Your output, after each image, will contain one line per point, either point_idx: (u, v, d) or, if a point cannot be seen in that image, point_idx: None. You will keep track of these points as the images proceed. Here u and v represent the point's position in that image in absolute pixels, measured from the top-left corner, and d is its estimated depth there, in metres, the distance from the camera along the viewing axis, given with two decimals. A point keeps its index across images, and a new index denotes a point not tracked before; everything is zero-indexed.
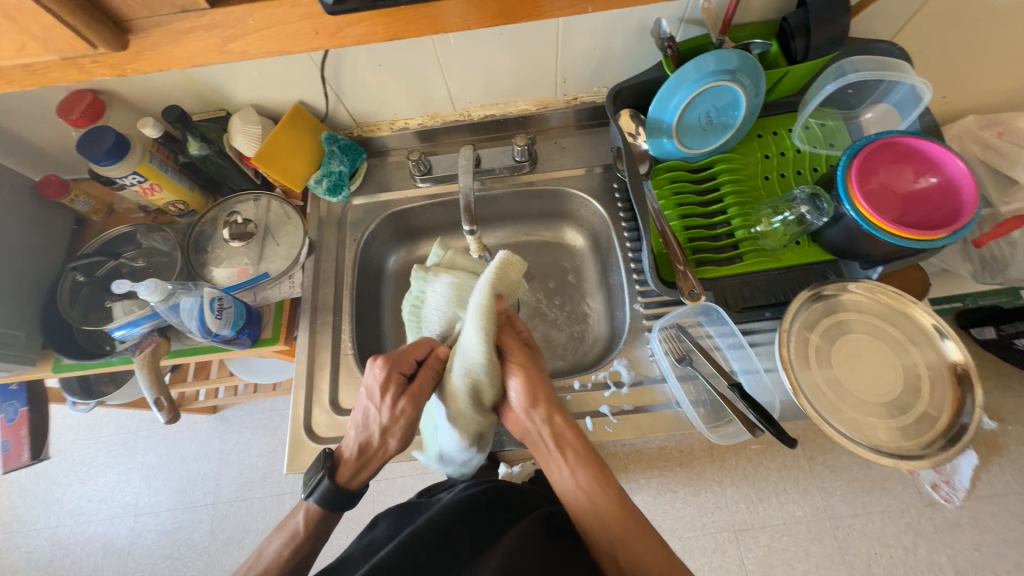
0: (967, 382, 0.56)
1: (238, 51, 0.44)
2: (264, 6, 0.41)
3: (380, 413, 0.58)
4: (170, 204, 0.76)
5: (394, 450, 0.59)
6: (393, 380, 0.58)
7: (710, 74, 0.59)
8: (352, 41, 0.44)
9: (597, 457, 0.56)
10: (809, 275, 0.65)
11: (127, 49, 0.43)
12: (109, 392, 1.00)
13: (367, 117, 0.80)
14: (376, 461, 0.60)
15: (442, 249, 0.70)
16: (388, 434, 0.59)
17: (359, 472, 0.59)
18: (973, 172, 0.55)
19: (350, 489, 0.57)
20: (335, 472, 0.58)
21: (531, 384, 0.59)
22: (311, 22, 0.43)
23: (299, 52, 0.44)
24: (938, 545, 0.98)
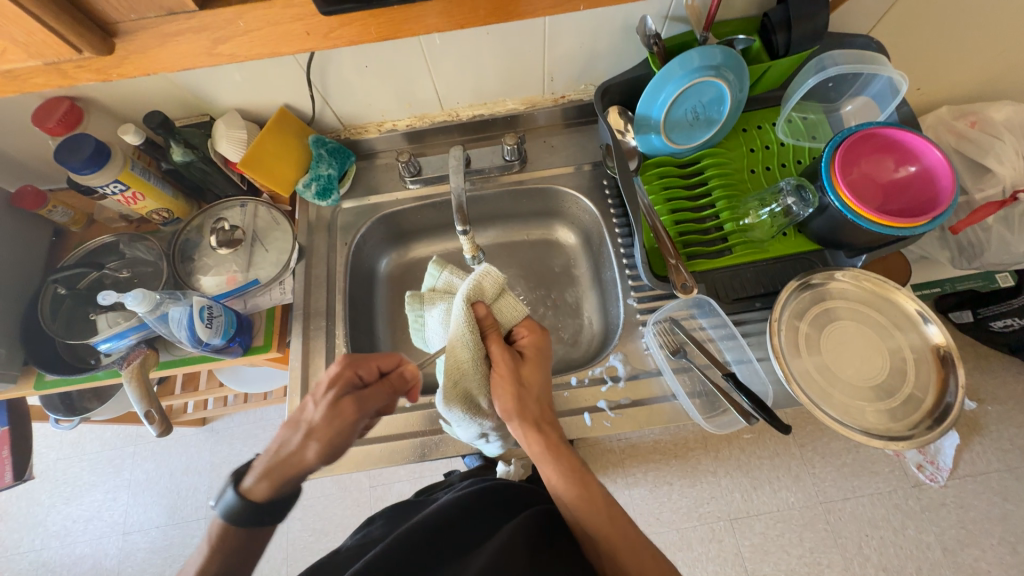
0: (949, 364, 0.58)
1: (228, 53, 0.43)
2: (253, 7, 0.41)
3: (314, 410, 0.55)
4: (153, 212, 0.74)
5: (310, 462, 0.53)
6: (346, 379, 0.56)
7: (695, 70, 0.60)
8: (343, 41, 0.44)
9: (585, 473, 0.58)
10: (797, 265, 0.67)
11: (112, 53, 0.42)
12: (93, 408, 0.98)
13: (354, 119, 0.79)
14: (288, 476, 0.53)
15: (438, 268, 0.67)
16: (310, 437, 0.53)
17: (270, 481, 0.52)
18: (950, 160, 0.57)
19: (257, 501, 0.50)
20: (241, 481, 0.51)
21: (513, 401, 0.59)
22: (302, 24, 0.42)
23: (291, 53, 0.44)
24: (925, 525, 1.01)
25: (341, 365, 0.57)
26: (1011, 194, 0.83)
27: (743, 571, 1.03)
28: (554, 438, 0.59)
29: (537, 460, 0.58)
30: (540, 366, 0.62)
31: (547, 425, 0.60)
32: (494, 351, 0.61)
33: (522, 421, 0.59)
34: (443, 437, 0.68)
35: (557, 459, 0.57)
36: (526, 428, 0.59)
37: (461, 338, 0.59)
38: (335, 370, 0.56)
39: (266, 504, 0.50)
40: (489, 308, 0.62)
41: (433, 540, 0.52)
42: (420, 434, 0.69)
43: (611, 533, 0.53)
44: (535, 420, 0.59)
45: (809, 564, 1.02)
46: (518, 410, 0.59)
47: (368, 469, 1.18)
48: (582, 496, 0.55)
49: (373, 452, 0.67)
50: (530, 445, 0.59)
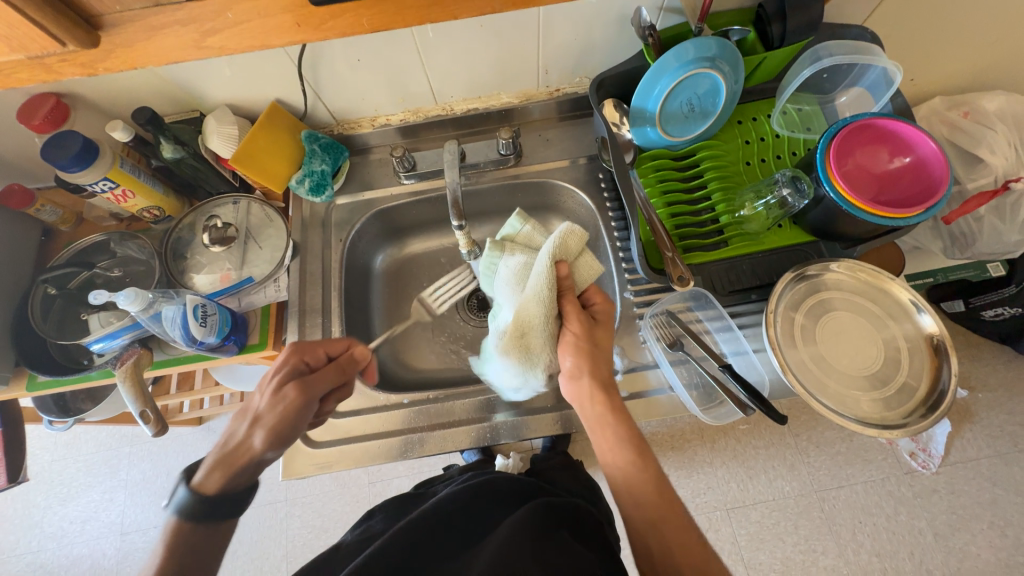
0: (943, 353, 0.58)
1: (217, 46, 0.42)
2: None
3: (261, 398, 0.55)
4: (144, 210, 0.73)
5: (259, 450, 0.52)
6: (296, 365, 0.59)
7: (690, 62, 0.60)
8: (336, 33, 0.43)
9: (644, 445, 0.55)
10: (792, 256, 0.67)
11: (98, 46, 0.41)
12: (87, 409, 0.97)
13: (347, 114, 0.79)
14: (242, 469, 0.52)
15: (521, 221, 0.67)
16: (257, 424, 0.54)
17: (220, 476, 0.50)
18: (943, 150, 0.57)
19: (213, 494, 0.49)
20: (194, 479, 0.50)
21: (584, 360, 0.57)
22: (292, 15, 0.42)
23: (280, 46, 0.43)
24: (917, 511, 1.03)
25: (290, 353, 0.59)
26: (1003, 183, 0.84)
27: (740, 559, 1.04)
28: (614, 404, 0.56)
29: (599, 423, 0.55)
30: (608, 330, 0.60)
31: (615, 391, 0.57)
32: (567, 308, 0.58)
33: (592, 380, 0.56)
34: (443, 432, 0.68)
35: (619, 423, 0.55)
36: (595, 386, 0.56)
37: (537, 292, 0.57)
38: (284, 357, 0.59)
39: (222, 498, 0.49)
40: (568, 266, 0.60)
41: (433, 533, 0.53)
42: (420, 430, 0.68)
43: (657, 504, 0.51)
44: (605, 382, 0.57)
45: (804, 551, 1.03)
46: (589, 368, 0.57)
47: (367, 465, 1.18)
48: (636, 465, 0.53)
49: (371, 448, 0.67)
50: (593, 407, 0.56)
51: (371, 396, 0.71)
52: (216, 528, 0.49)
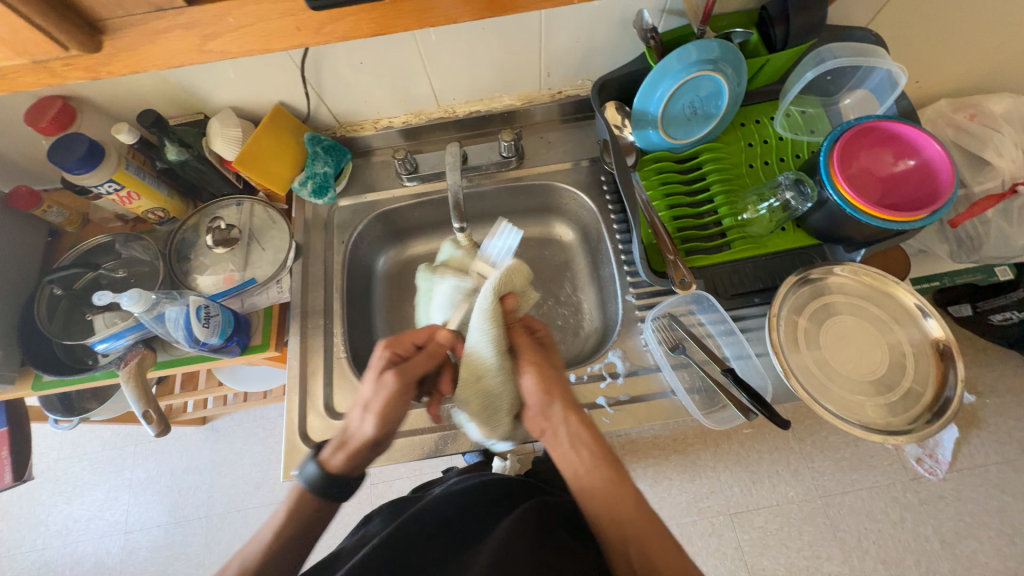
0: (949, 358, 0.58)
1: (218, 50, 0.42)
2: (243, 3, 0.40)
3: (366, 386, 0.58)
4: (149, 212, 0.74)
5: (370, 433, 0.55)
6: (391, 357, 0.59)
7: (692, 64, 0.60)
8: (335, 38, 0.43)
9: (617, 461, 0.56)
10: (796, 259, 0.66)
11: (102, 50, 0.42)
12: (92, 408, 0.98)
13: (349, 116, 0.79)
14: (360, 451, 0.56)
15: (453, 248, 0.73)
16: (370, 413, 0.56)
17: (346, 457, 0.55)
18: (949, 153, 0.57)
19: (336, 474, 0.54)
20: (322, 457, 0.55)
21: (548, 385, 0.59)
22: (293, 19, 0.41)
23: (283, 49, 0.43)
24: (923, 518, 1.02)
25: (384, 347, 0.60)
26: (1010, 187, 0.84)
27: (743, 565, 1.03)
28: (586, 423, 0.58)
29: (578, 440, 0.57)
30: (556, 355, 0.63)
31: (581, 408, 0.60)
32: (518, 338, 0.61)
33: (558, 403, 0.58)
34: (443, 435, 0.68)
35: (592, 442, 0.57)
36: (565, 408, 0.58)
37: (489, 333, 0.59)
38: (380, 352, 0.59)
39: (338, 478, 0.54)
40: (512, 296, 0.63)
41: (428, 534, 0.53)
42: (421, 432, 0.69)
43: (640, 524, 0.50)
44: (572, 401, 0.59)
45: (808, 557, 1.02)
46: (556, 388, 0.59)
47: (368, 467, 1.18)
48: (614, 483, 0.53)
49: None
50: (568, 425, 0.57)
51: None
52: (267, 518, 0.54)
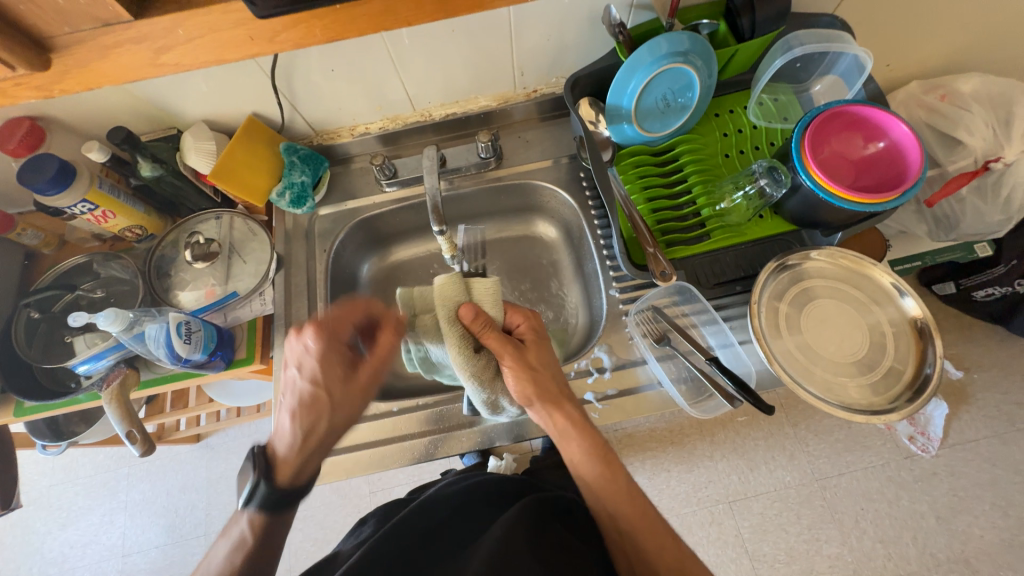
0: (927, 336, 0.58)
1: (173, 63, 0.40)
2: (192, 12, 0.37)
3: (324, 390, 0.58)
4: (126, 229, 0.73)
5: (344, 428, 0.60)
6: (334, 353, 0.59)
7: (663, 57, 0.60)
8: (290, 46, 0.41)
9: (609, 452, 0.59)
10: (775, 246, 0.67)
11: (51, 68, 0.39)
12: (80, 432, 0.96)
13: (325, 124, 0.79)
14: (319, 450, 0.58)
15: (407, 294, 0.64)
16: (321, 420, 0.58)
17: (302, 466, 0.57)
18: (916, 133, 0.57)
19: (287, 487, 0.55)
20: (272, 472, 0.55)
21: (527, 387, 0.59)
22: (245, 29, 0.39)
23: (239, 59, 0.41)
24: (919, 495, 1.03)
25: (321, 339, 0.58)
26: (983, 164, 0.84)
27: (745, 552, 1.04)
28: (576, 414, 0.60)
29: (564, 434, 0.60)
30: (540, 347, 0.63)
31: (570, 399, 0.62)
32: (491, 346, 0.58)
33: (542, 404, 0.59)
34: (430, 438, 0.68)
35: (582, 437, 0.59)
36: (549, 406, 0.59)
37: (457, 352, 0.57)
38: (320, 351, 0.58)
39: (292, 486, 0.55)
40: (473, 305, 0.58)
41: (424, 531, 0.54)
42: (410, 437, 0.68)
43: (633, 516, 0.55)
44: (560, 394, 0.61)
45: (808, 540, 1.03)
46: (541, 387, 0.59)
47: (367, 475, 1.18)
48: (606, 476, 0.58)
49: (363, 458, 0.67)
50: (554, 423, 0.60)
51: None
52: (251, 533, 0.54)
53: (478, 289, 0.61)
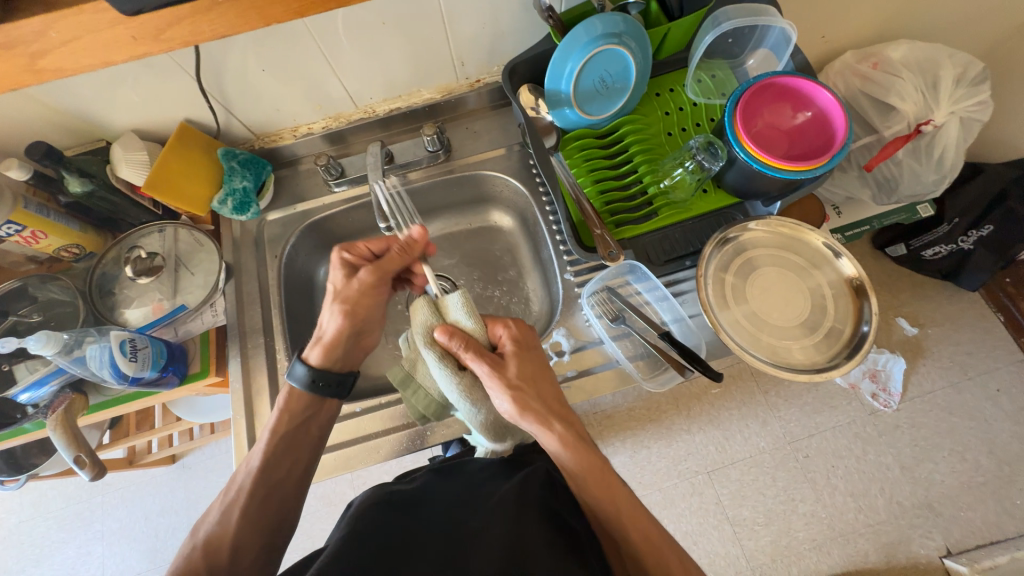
0: (863, 293, 0.61)
1: (53, 67, 0.39)
2: (64, 15, 0.36)
3: (336, 285, 0.62)
4: (61, 249, 0.70)
5: (348, 321, 0.61)
6: (351, 261, 0.63)
7: (599, 37, 0.60)
8: (179, 42, 0.40)
9: (609, 473, 0.57)
10: (720, 219, 0.69)
11: None
12: (41, 463, 0.93)
13: (265, 127, 0.77)
14: (336, 341, 0.61)
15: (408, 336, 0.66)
16: (334, 309, 0.60)
17: (332, 354, 0.61)
18: (840, 100, 0.59)
19: (326, 369, 0.61)
20: (307, 357, 0.61)
21: (513, 404, 0.56)
22: (125, 27, 0.38)
23: (125, 62, 0.40)
24: (883, 448, 1.08)
25: (337, 248, 0.64)
26: (916, 127, 0.87)
27: (726, 518, 1.09)
28: (573, 433, 0.58)
29: (556, 454, 0.57)
30: (524, 358, 0.60)
31: (568, 414, 0.60)
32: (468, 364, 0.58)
33: (529, 421, 0.57)
34: (394, 435, 0.69)
35: (579, 454, 0.57)
36: (540, 424, 0.57)
37: (439, 375, 0.58)
38: (338, 256, 0.63)
39: (325, 371, 0.60)
40: (446, 329, 0.58)
41: (412, 521, 0.52)
42: (375, 436, 0.69)
43: (629, 525, 0.54)
44: (555, 412, 0.59)
45: (784, 501, 1.07)
46: (530, 406, 0.57)
47: (352, 479, 1.17)
48: (609, 505, 0.55)
49: (329, 462, 0.67)
50: (549, 440, 0.57)
51: None
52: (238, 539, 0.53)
53: (453, 309, 0.60)
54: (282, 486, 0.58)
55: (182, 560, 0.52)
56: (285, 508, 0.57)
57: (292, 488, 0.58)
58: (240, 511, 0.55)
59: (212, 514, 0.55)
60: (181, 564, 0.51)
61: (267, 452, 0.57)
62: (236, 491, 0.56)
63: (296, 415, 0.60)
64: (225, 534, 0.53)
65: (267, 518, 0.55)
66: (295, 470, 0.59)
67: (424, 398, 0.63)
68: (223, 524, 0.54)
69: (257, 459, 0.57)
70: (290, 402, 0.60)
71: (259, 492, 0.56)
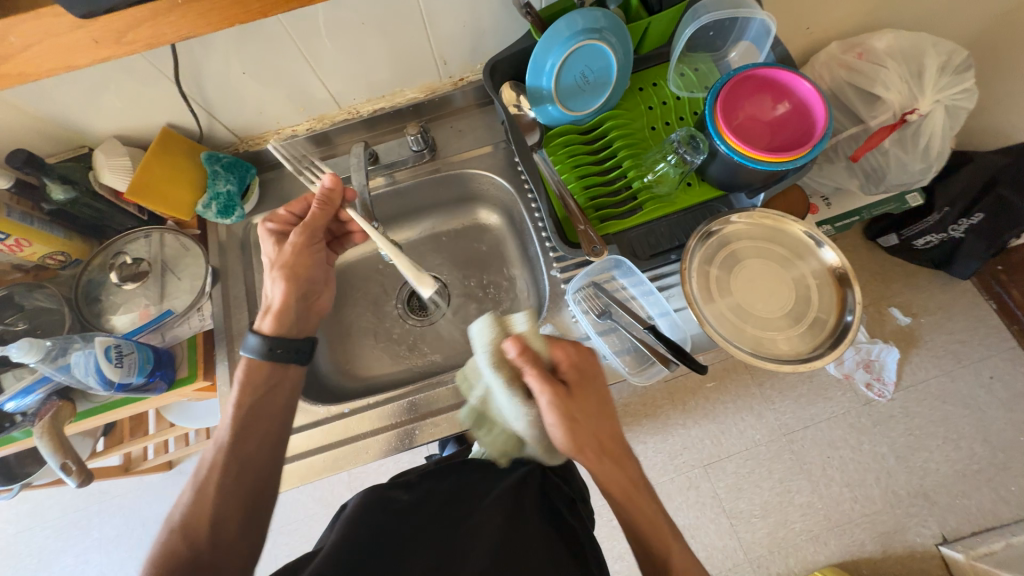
0: (846, 283, 0.61)
1: (17, 72, 0.40)
2: (21, 19, 0.37)
3: (270, 252, 0.65)
4: (46, 257, 0.69)
5: (281, 281, 0.63)
6: (278, 229, 0.66)
7: (579, 33, 0.61)
8: (143, 43, 0.41)
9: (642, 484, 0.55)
10: (704, 212, 0.69)
11: None
12: (35, 471, 0.93)
13: (248, 130, 0.77)
14: (284, 306, 0.62)
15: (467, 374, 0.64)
16: (274, 274, 0.63)
17: (285, 319, 0.63)
18: (819, 89, 0.59)
19: (275, 334, 0.61)
20: (259, 329, 0.62)
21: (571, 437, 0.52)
22: (88, 31, 0.39)
23: (87, 64, 0.41)
24: (878, 438, 1.08)
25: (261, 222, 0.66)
26: (901, 117, 0.87)
27: (722, 511, 1.09)
28: (624, 478, 0.54)
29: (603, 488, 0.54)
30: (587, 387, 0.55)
31: (625, 457, 0.55)
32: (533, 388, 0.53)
33: (583, 456, 0.53)
34: (382, 435, 0.69)
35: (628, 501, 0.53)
36: (595, 460, 0.53)
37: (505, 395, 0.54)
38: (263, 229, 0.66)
39: (279, 338, 0.61)
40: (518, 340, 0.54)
41: (413, 524, 0.52)
42: (363, 437, 0.69)
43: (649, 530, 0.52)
44: (612, 452, 0.54)
45: (781, 493, 1.08)
46: (585, 442, 0.53)
47: (350, 481, 1.17)
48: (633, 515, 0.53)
49: (318, 463, 0.67)
50: (603, 479, 0.54)
51: (311, 410, 0.70)
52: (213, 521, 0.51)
53: (518, 325, 0.57)
54: (256, 461, 0.56)
55: (160, 545, 0.50)
56: (263, 485, 0.56)
57: (266, 466, 0.56)
58: (215, 489, 0.53)
59: (182, 498, 0.53)
60: (157, 550, 0.50)
61: (233, 425, 0.56)
62: (209, 470, 0.54)
63: (259, 385, 0.59)
64: (200, 515, 0.51)
65: (245, 494, 0.54)
66: (264, 445, 0.57)
67: (500, 435, 0.61)
68: (196, 505, 0.52)
69: (224, 432, 0.56)
70: (251, 374, 0.60)
71: (232, 472, 0.54)
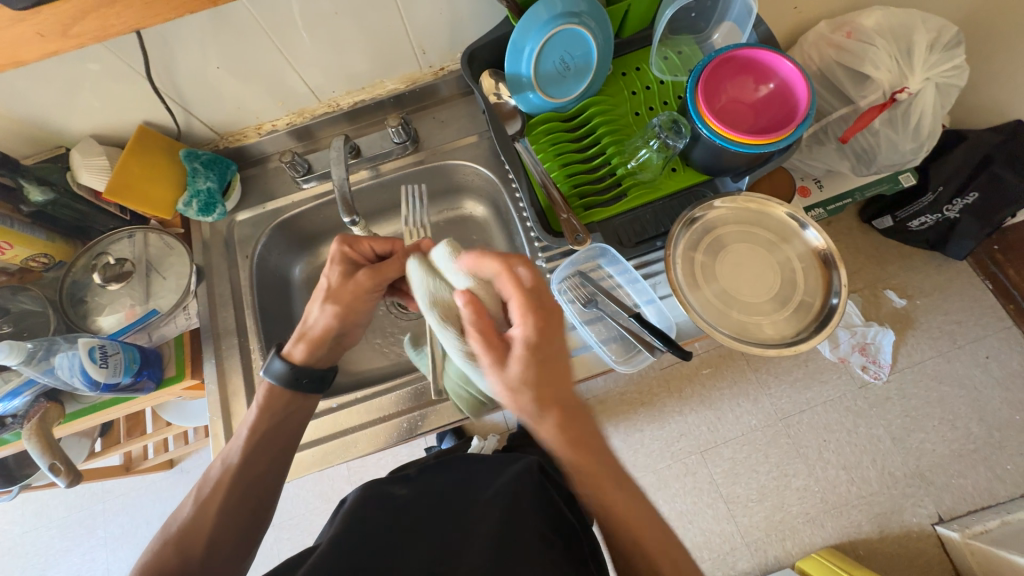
0: (831, 264, 0.61)
1: None
2: None
3: (329, 282, 0.59)
4: (29, 259, 0.69)
5: (332, 324, 0.58)
6: (350, 257, 0.60)
7: (558, 16, 0.60)
8: (88, 36, 0.44)
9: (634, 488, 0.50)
10: (689, 197, 0.68)
11: None
12: (33, 473, 0.93)
13: (228, 126, 0.76)
14: (320, 340, 0.59)
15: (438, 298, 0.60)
16: (325, 306, 0.58)
17: (314, 352, 0.60)
18: (801, 68, 0.58)
19: (297, 364, 0.59)
20: (286, 353, 0.60)
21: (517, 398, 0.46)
22: (30, 25, 0.42)
23: (36, 57, 0.45)
24: (875, 420, 1.08)
25: (338, 240, 0.60)
26: (890, 96, 0.85)
27: (720, 496, 1.09)
28: (577, 435, 0.47)
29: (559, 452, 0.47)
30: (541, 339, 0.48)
31: (582, 416, 0.48)
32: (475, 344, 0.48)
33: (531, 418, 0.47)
34: (370, 429, 0.69)
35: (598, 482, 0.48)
36: (547, 421, 0.46)
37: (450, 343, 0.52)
38: (337, 250, 0.59)
39: (306, 367, 0.59)
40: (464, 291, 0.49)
41: (409, 521, 0.51)
42: (351, 431, 0.69)
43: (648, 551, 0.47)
44: (562, 406, 0.47)
45: (777, 477, 1.08)
46: (530, 393, 0.46)
47: (350, 475, 1.17)
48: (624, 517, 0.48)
49: (308, 459, 0.68)
50: (563, 441, 0.46)
51: None
52: (212, 543, 0.52)
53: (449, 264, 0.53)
54: (260, 482, 0.56)
55: (153, 555, 0.52)
56: (260, 506, 0.56)
57: (269, 483, 0.57)
58: (216, 507, 0.54)
59: (183, 511, 0.54)
60: (151, 558, 0.51)
61: (245, 449, 0.56)
62: (213, 486, 0.55)
63: (277, 412, 0.58)
64: (200, 530, 0.52)
65: (242, 512, 0.54)
66: (273, 464, 0.57)
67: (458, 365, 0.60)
68: (198, 519, 0.53)
69: (235, 453, 0.56)
70: (271, 400, 0.58)
71: (238, 488, 0.55)
